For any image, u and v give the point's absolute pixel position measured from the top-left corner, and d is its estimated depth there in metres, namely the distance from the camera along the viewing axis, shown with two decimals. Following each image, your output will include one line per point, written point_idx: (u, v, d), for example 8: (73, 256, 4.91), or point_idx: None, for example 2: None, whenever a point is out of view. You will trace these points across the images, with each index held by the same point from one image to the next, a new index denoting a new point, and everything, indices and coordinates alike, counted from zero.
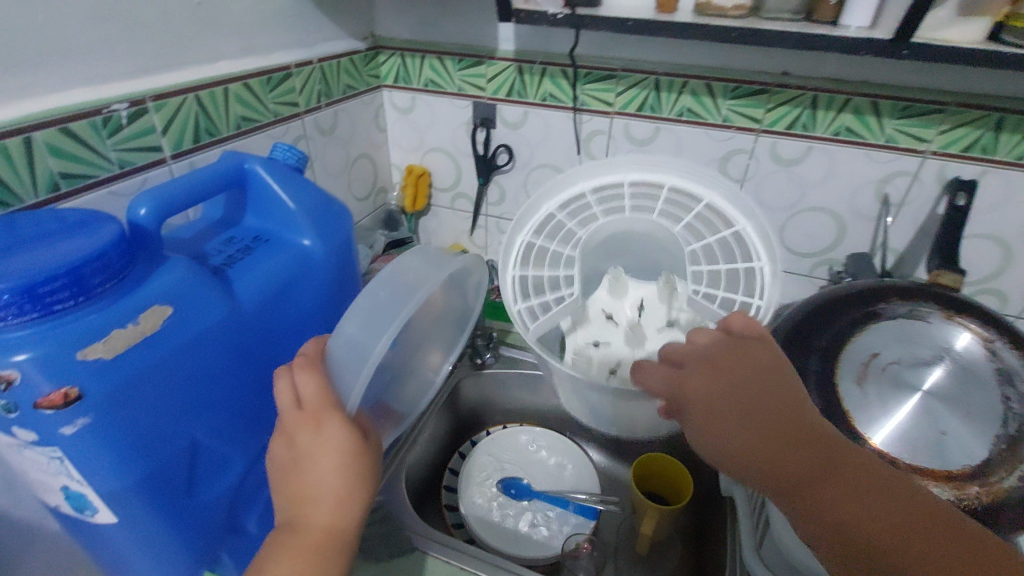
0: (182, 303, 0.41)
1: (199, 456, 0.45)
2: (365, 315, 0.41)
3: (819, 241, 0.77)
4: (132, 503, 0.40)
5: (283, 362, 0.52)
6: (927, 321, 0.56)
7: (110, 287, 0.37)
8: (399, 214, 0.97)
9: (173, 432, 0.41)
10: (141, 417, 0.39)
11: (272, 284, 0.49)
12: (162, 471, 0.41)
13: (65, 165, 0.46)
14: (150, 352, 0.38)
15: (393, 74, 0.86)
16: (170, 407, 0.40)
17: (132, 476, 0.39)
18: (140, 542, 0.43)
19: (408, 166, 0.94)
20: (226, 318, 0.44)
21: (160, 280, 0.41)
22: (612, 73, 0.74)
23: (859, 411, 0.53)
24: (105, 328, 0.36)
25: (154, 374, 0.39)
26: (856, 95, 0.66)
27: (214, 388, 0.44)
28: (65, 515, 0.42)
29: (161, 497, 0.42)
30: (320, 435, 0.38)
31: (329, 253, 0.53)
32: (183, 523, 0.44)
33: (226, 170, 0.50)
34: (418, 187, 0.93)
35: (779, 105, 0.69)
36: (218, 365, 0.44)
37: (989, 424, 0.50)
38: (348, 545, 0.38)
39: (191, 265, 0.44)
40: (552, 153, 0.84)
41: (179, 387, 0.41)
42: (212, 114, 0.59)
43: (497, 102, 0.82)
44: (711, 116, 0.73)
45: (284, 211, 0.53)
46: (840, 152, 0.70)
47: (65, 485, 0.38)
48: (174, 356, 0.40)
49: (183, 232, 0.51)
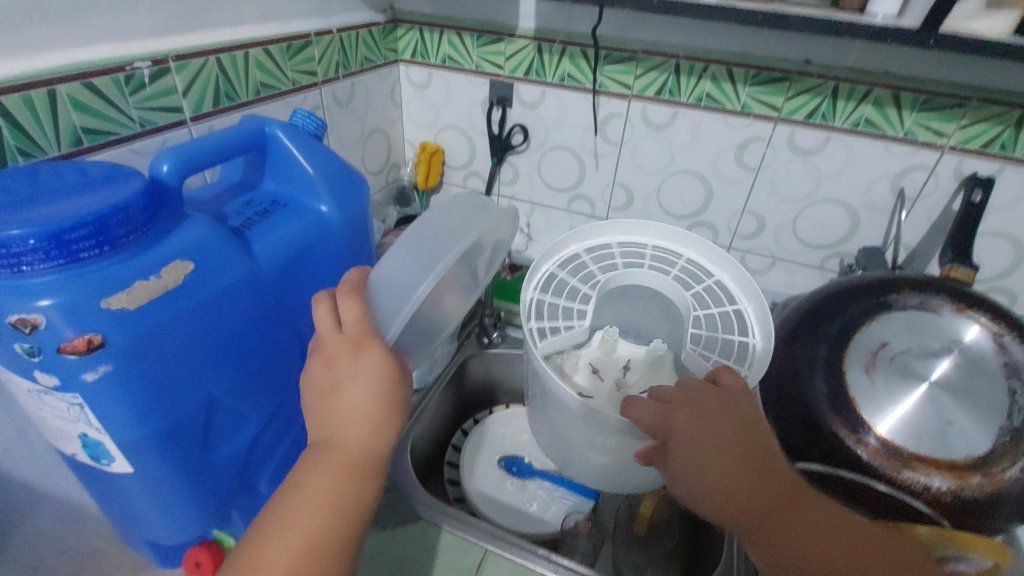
0: (204, 260, 0.41)
1: (214, 413, 0.45)
2: (410, 255, 0.42)
3: (831, 232, 0.78)
4: (148, 453, 0.41)
5: (297, 326, 0.52)
6: (938, 313, 0.56)
7: (133, 239, 0.38)
8: (411, 190, 0.97)
9: (190, 387, 0.42)
10: (161, 369, 0.39)
11: (290, 248, 0.49)
12: (178, 424, 0.42)
13: (88, 120, 0.46)
14: (171, 305, 0.39)
15: (411, 48, 0.86)
16: (189, 362, 0.41)
17: (149, 427, 0.40)
18: (154, 494, 0.44)
19: (422, 143, 0.93)
20: (245, 277, 0.44)
21: (182, 236, 0.41)
22: (632, 55, 0.74)
23: (865, 397, 0.53)
24: (128, 279, 0.36)
25: (175, 327, 0.39)
26: (877, 86, 0.66)
27: (231, 346, 0.45)
28: (81, 464, 0.43)
29: (177, 450, 0.43)
30: (358, 359, 0.40)
31: (346, 220, 0.54)
32: (195, 478, 0.45)
33: (248, 133, 0.50)
34: (431, 164, 0.93)
35: (799, 94, 0.69)
36: (236, 323, 0.45)
37: (994, 415, 0.51)
38: (380, 468, 0.40)
39: (211, 223, 0.44)
40: (568, 135, 0.84)
41: (198, 342, 0.41)
42: (233, 78, 0.59)
43: (515, 81, 0.82)
44: (730, 103, 0.73)
45: (303, 176, 0.53)
46: (858, 143, 0.70)
47: (83, 433, 0.39)
48: (194, 311, 0.40)
49: (202, 194, 0.51)
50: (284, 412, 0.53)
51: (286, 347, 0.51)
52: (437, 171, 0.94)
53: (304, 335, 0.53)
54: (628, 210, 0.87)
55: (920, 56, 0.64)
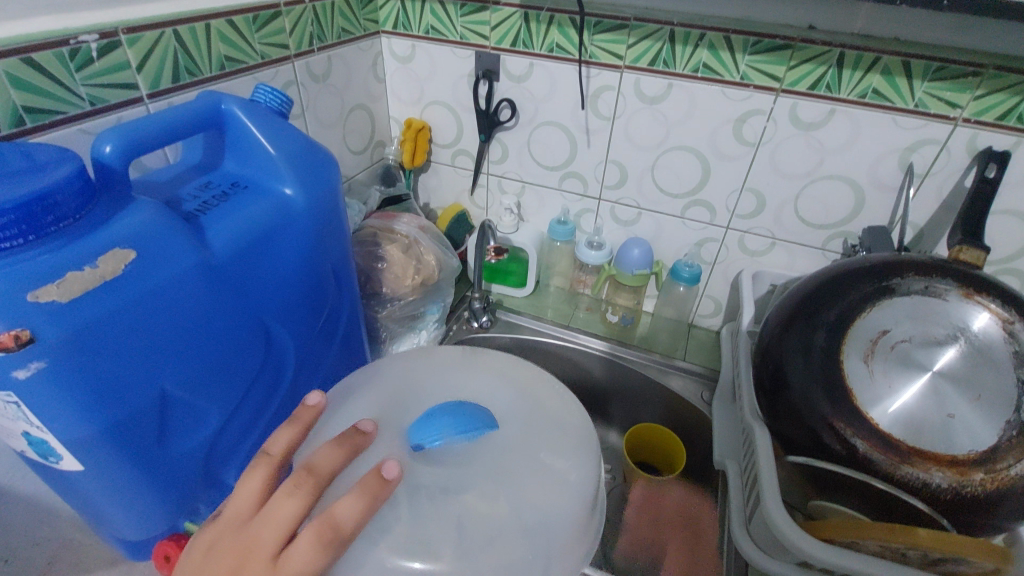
0: (148, 248, 0.39)
1: (171, 408, 0.43)
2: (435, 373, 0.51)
3: (835, 211, 0.73)
4: (97, 451, 0.39)
5: (263, 315, 0.50)
6: (943, 299, 0.52)
7: (64, 227, 0.36)
8: (396, 169, 0.93)
9: (140, 382, 0.40)
10: (103, 367, 0.37)
11: (249, 232, 0.46)
12: (128, 421, 0.40)
13: (29, 98, 0.43)
14: (110, 298, 0.37)
15: (392, 19, 0.82)
16: (136, 356, 0.39)
17: (96, 424, 0.38)
18: (109, 490, 0.42)
19: (408, 120, 0.90)
20: (195, 266, 0.42)
21: (122, 223, 0.38)
22: (624, 23, 0.69)
23: (861, 387, 0.51)
24: (59, 271, 0.34)
25: (116, 320, 0.37)
26: (886, 54, 0.61)
27: (185, 338, 0.42)
28: (32, 461, 0.41)
29: (129, 446, 0.41)
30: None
31: (312, 203, 0.51)
32: (154, 473, 0.44)
33: (201, 110, 0.47)
34: (417, 142, 0.89)
35: (802, 62, 0.64)
36: (191, 316, 0.42)
37: (1001, 407, 0.47)
38: None
39: (159, 207, 0.41)
40: (558, 110, 0.80)
41: (145, 337, 0.39)
42: (193, 52, 0.55)
43: (500, 52, 0.77)
44: (728, 73, 0.68)
45: (263, 156, 0.50)
46: (864, 117, 0.65)
47: (26, 431, 0.37)
48: (137, 305, 0.38)
49: (159, 177, 0.49)
50: (253, 402, 0.51)
51: (251, 337, 0.49)
52: (424, 149, 0.90)
53: (270, 326, 0.51)
54: (621, 189, 0.83)
55: (932, 20, 0.59)
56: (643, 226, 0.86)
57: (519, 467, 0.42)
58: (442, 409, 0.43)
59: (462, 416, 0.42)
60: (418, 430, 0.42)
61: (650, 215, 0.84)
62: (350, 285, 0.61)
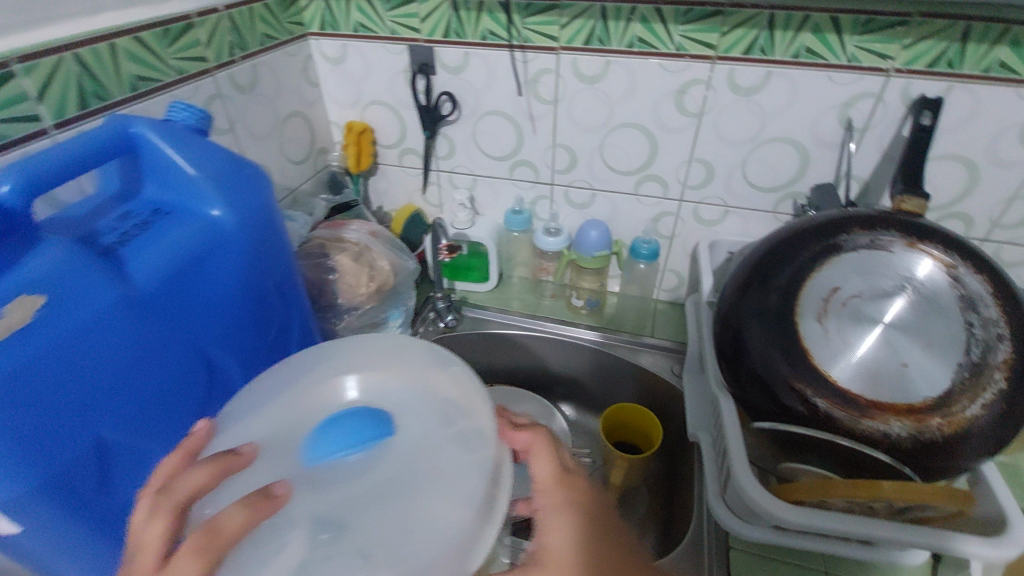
0: (57, 293, 0.36)
1: (112, 452, 0.40)
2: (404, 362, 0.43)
3: (951, 195, 0.66)
4: (37, 510, 0.35)
5: (205, 347, 0.47)
6: (887, 250, 0.49)
7: None
8: (341, 174, 0.90)
9: (72, 430, 0.37)
10: (22, 419, 0.34)
11: (180, 258, 0.44)
12: (63, 474, 0.36)
13: None
14: (44, 333, 0.35)
15: (441, 26, 0.72)
16: (55, 403, 0.36)
17: (29, 481, 0.34)
18: (57, 551, 0.38)
19: (348, 122, 0.84)
20: (117, 302, 0.39)
21: (33, 262, 0.36)
22: (718, 9, 0.61)
23: (817, 349, 0.48)
24: None
25: (39, 366, 0.35)
26: (1018, 22, 0.54)
27: (112, 378, 0.40)
28: None
29: (72, 500, 0.37)
30: None
31: (243, 223, 0.47)
32: (104, 524, 0.40)
33: (108, 135, 0.43)
34: (360, 145, 0.84)
35: (921, 39, 0.57)
36: (122, 355, 0.40)
37: (952, 350, 0.45)
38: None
39: (69, 244, 0.38)
40: (633, 111, 0.71)
41: (66, 383, 0.36)
42: (99, 74, 0.51)
43: (571, 53, 0.68)
44: (833, 58, 0.61)
45: (184, 178, 0.46)
46: (989, 93, 0.58)
47: None
48: (49, 355, 0.35)
49: (73, 210, 0.45)
50: None
51: (184, 374, 0.45)
52: (368, 152, 0.86)
53: (214, 357, 0.48)
54: (706, 189, 0.74)
55: None
56: (729, 226, 0.77)
57: (425, 478, 0.36)
58: (353, 411, 0.39)
59: (366, 419, 0.38)
60: (317, 444, 0.37)
61: (737, 215, 0.75)
62: (300, 301, 0.57)
